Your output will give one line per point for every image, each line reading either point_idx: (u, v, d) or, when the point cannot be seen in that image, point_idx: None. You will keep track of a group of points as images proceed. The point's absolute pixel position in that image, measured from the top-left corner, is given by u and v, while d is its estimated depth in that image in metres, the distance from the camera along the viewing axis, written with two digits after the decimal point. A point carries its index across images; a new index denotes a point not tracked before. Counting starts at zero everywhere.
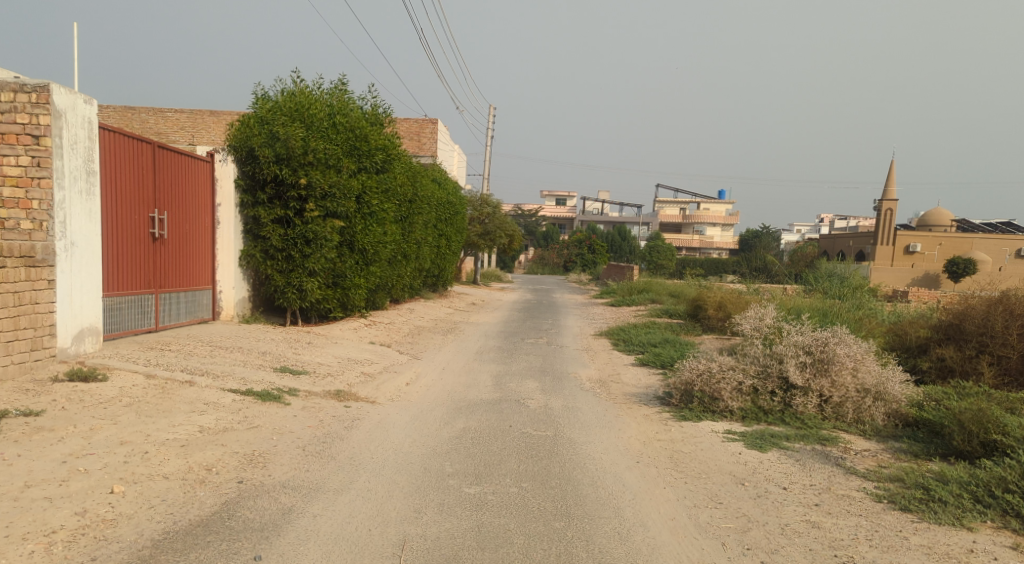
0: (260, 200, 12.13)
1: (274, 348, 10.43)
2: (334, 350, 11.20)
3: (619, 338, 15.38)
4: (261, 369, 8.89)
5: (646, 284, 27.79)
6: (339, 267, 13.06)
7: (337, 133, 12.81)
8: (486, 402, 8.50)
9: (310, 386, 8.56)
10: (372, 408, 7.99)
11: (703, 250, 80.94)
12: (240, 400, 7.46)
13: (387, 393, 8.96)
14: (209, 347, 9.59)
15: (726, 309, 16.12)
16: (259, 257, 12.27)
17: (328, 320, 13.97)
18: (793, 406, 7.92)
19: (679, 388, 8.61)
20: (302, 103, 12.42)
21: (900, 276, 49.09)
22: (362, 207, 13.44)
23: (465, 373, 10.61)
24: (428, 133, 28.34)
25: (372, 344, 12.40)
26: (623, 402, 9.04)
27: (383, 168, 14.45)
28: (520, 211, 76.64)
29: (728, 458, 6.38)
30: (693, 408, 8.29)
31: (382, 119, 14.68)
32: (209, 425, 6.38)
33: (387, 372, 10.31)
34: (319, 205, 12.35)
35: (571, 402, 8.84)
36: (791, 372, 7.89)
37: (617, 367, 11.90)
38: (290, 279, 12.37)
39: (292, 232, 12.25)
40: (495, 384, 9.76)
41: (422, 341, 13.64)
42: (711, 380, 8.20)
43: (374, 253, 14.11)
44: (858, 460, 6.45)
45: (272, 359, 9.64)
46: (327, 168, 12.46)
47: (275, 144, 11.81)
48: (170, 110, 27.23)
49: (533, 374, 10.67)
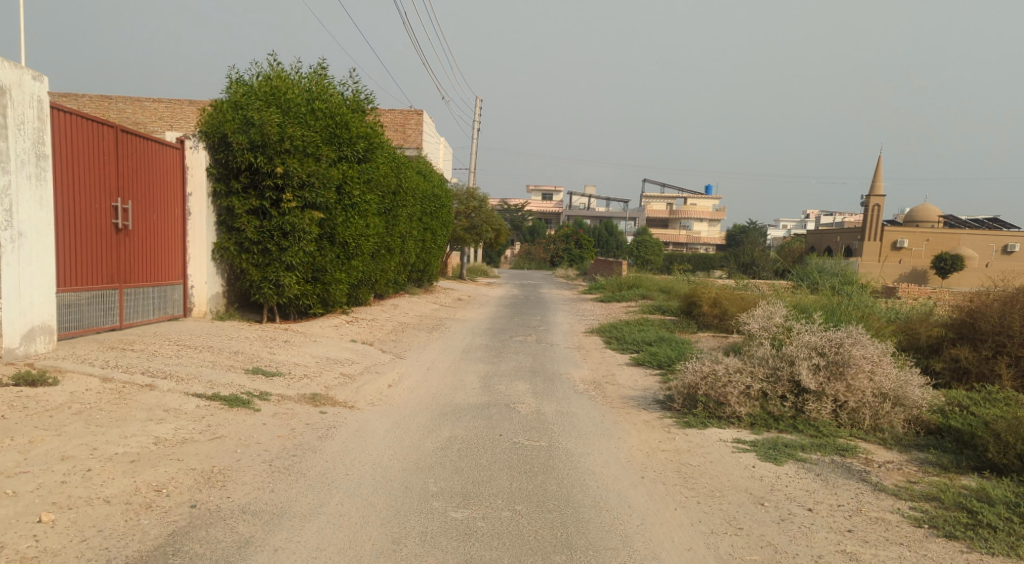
0: (233, 190, 11.42)
1: (248, 347, 9.75)
2: (313, 349, 10.53)
3: (611, 335, 14.81)
4: (231, 371, 8.22)
5: (635, 279, 27.26)
6: (319, 261, 12.39)
7: (315, 120, 12.13)
8: (475, 407, 7.88)
9: (284, 390, 7.90)
10: (350, 413, 7.35)
11: (691, 245, 80.64)
12: (205, 405, 6.79)
13: (368, 396, 8.31)
14: (176, 346, 8.91)
15: (722, 306, 15.59)
16: (233, 250, 11.56)
17: (307, 317, 13.30)
18: (805, 412, 7.36)
19: (680, 391, 8.02)
20: (278, 87, 11.74)
21: (888, 272, 48.88)
22: (342, 198, 12.77)
23: (452, 374, 9.99)
24: (414, 124, 27.65)
25: (354, 343, 11.75)
26: (621, 406, 8.44)
27: (365, 158, 13.76)
28: (507, 206, 76.00)
29: (742, 472, 5.79)
30: (697, 414, 7.72)
31: (363, 106, 14.00)
32: (166, 436, 5.72)
33: (369, 373, 9.65)
34: (297, 195, 11.68)
35: (565, 407, 8.23)
36: (804, 375, 7.33)
37: (612, 367, 11.31)
38: (266, 273, 11.69)
39: (268, 224, 11.58)
40: (484, 387, 9.14)
41: (406, 340, 13.00)
42: (717, 384, 7.62)
43: (355, 247, 13.45)
44: (883, 474, 5.90)
45: (245, 360, 8.98)
46: (305, 156, 11.78)
47: (249, 130, 11.12)
48: (149, 100, 26.36)
49: (524, 376, 10.05)
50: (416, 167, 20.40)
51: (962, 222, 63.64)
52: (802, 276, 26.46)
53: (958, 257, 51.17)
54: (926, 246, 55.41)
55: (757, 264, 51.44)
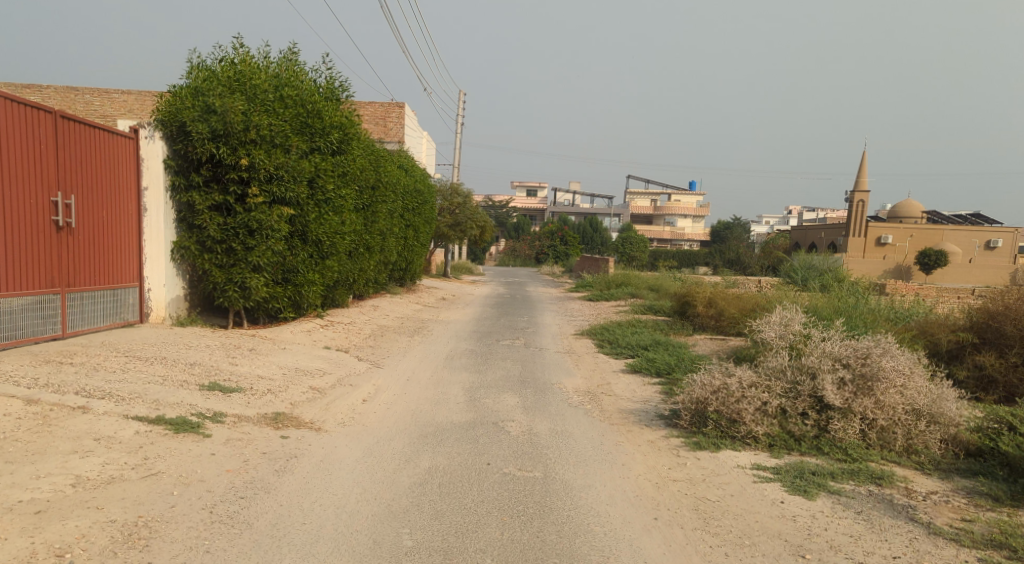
0: (194, 184, 10.45)
1: (207, 358, 8.78)
2: (281, 359, 9.60)
3: (603, 338, 13.96)
4: (183, 388, 7.26)
5: (624, 277, 26.43)
6: (290, 261, 11.44)
7: (285, 108, 11.19)
8: (458, 427, 6.98)
9: (243, 409, 6.97)
10: (316, 437, 6.43)
11: (675, 242, 80.05)
12: (145, 431, 5.86)
13: (339, 415, 7.40)
14: (124, 358, 7.95)
15: (719, 306, 14.79)
16: (194, 250, 10.58)
17: (277, 321, 12.34)
18: (830, 432, 6.52)
19: (688, 408, 7.17)
20: (243, 72, 10.80)
21: (873, 268, 48.51)
22: (315, 193, 11.82)
23: (433, 385, 9.08)
24: (395, 117, 26.69)
25: (327, 350, 10.80)
26: (622, 424, 7.57)
27: (339, 150, 12.81)
28: (491, 203, 75.02)
29: (770, 511, 4.97)
30: (708, 433, 6.89)
31: (338, 95, 13.05)
32: (89, 475, 4.81)
33: (341, 386, 8.74)
34: (265, 189, 10.74)
35: (560, 425, 7.36)
36: (828, 390, 6.51)
37: (606, 375, 10.46)
38: (231, 275, 10.72)
39: (232, 221, 10.62)
40: (469, 401, 8.24)
41: (385, 345, 12.07)
42: (729, 401, 6.79)
43: (329, 246, 12.51)
44: (933, 510, 5.10)
45: (202, 373, 8.01)
46: (273, 147, 10.84)
47: (210, 118, 10.18)
48: (116, 90, 25.14)
49: (513, 387, 9.16)
50: (396, 161, 19.43)
51: (947, 218, 63.56)
52: (792, 273, 25.83)
53: (943, 252, 50.86)
54: (910, 242, 55.15)
55: (742, 261, 50.90)
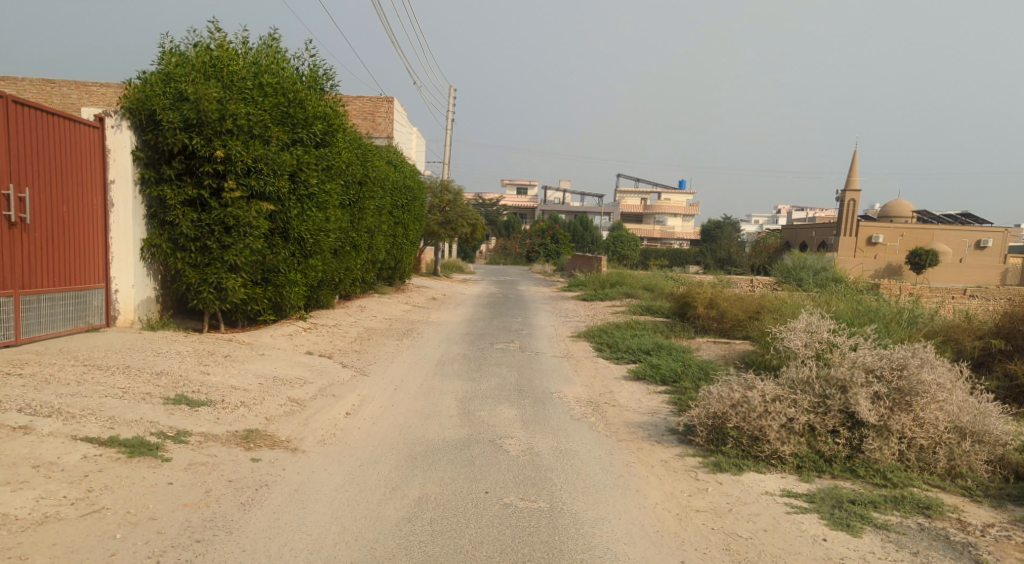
0: (165, 177, 9.70)
1: (176, 366, 8.04)
2: (258, 366, 8.87)
3: (602, 342, 13.31)
4: (145, 402, 6.52)
5: (618, 276, 25.80)
6: (270, 260, 10.69)
7: (264, 96, 10.43)
8: (451, 446, 6.29)
9: (211, 426, 6.23)
10: (292, 459, 5.73)
11: (665, 240, 79.55)
12: (94, 455, 5.12)
13: (320, 432, 6.68)
14: (81, 368, 7.18)
15: (721, 307, 14.19)
16: (165, 248, 9.82)
17: (257, 324, 11.59)
18: (864, 452, 5.88)
19: (705, 423, 6.51)
20: (219, 58, 10.07)
21: (865, 267, 48.13)
22: (297, 188, 11.06)
23: (424, 396, 8.38)
24: (383, 112, 25.93)
25: (309, 356, 10.08)
26: (631, 440, 6.90)
27: (323, 142, 12.05)
28: (480, 201, 74.25)
29: (812, 553, 4.33)
30: (728, 453, 6.23)
31: (323, 84, 12.29)
32: (18, 514, 4.10)
33: (324, 397, 8.03)
34: (242, 183, 10.00)
35: (563, 442, 6.69)
36: (861, 406, 5.86)
37: (608, 383, 9.81)
38: (205, 276, 9.97)
39: (207, 217, 9.87)
40: (463, 414, 7.56)
41: (373, 350, 11.36)
42: (751, 417, 6.13)
43: (312, 244, 11.77)
44: (995, 549, 4.48)
45: (168, 384, 7.26)
46: (251, 138, 10.08)
47: (183, 106, 9.46)
48: (96, 83, 24.33)
49: (510, 397, 8.48)
50: (385, 156, 18.69)
51: (938, 217, 63.41)
52: (787, 273, 25.30)
53: (935, 252, 50.54)
54: (902, 241, 54.88)
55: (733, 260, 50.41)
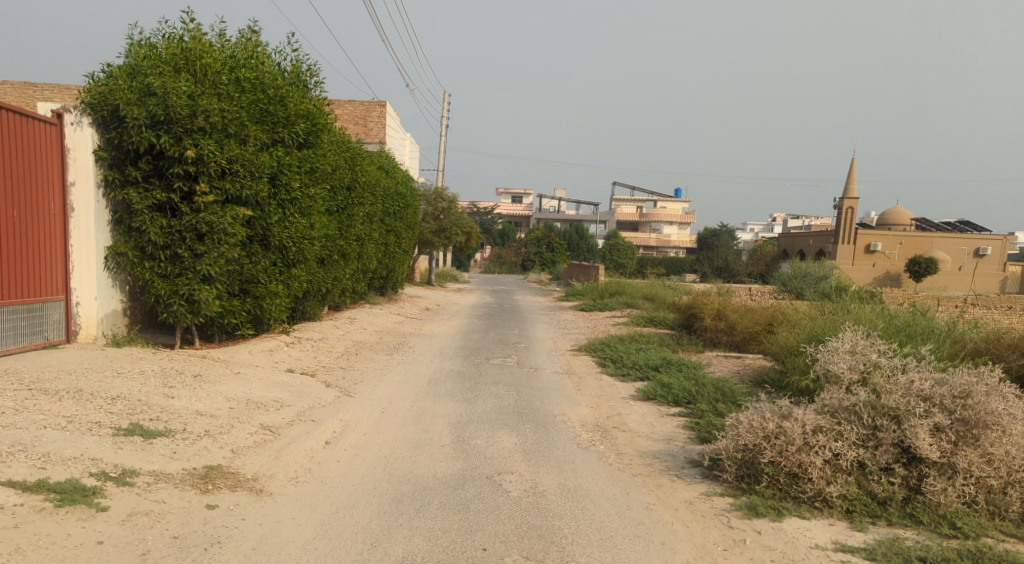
0: (130, 178, 8.84)
1: (136, 389, 7.16)
2: (231, 388, 8.02)
3: (604, 356, 12.48)
4: (91, 434, 5.65)
5: (618, 285, 24.96)
6: (249, 270, 9.82)
7: (241, 92, 9.60)
8: (443, 486, 5.44)
9: (165, 463, 5.38)
10: (257, 506, 4.89)
11: (662, 249, 78.76)
12: (14, 504, 4.27)
13: (292, 467, 5.83)
14: (23, 393, 6.30)
15: (730, 319, 13.40)
16: (132, 257, 8.94)
17: (235, 338, 10.71)
18: (925, 495, 5.06)
19: (736, 458, 5.68)
20: (192, 50, 9.24)
21: (864, 275, 47.44)
22: (277, 192, 10.21)
23: (413, 421, 7.53)
24: (376, 116, 25.13)
25: (289, 375, 9.21)
26: (649, 476, 6.05)
27: (306, 143, 11.18)
28: (475, 209, 73.45)
29: None
30: (764, 493, 5.40)
31: (306, 82, 11.45)
32: None
33: (302, 424, 7.18)
34: (215, 185, 9.16)
35: (572, 478, 5.84)
36: (920, 440, 5.07)
37: (615, 404, 8.98)
38: (176, 287, 9.10)
39: (177, 223, 9.02)
40: (457, 443, 6.71)
41: (360, 366, 10.50)
42: (789, 451, 5.34)
43: (294, 253, 10.90)
44: None
45: (123, 412, 6.39)
46: (226, 136, 9.25)
47: (150, 102, 8.64)
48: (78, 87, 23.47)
49: (509, 422, 7.63)
50: (376, 162, 17.82)
51: (937, 225, 62.80)
52: (790, 281, 24.48)
53: (935, 260, 49.91)
54: (900, 249, 54.26)
55: None
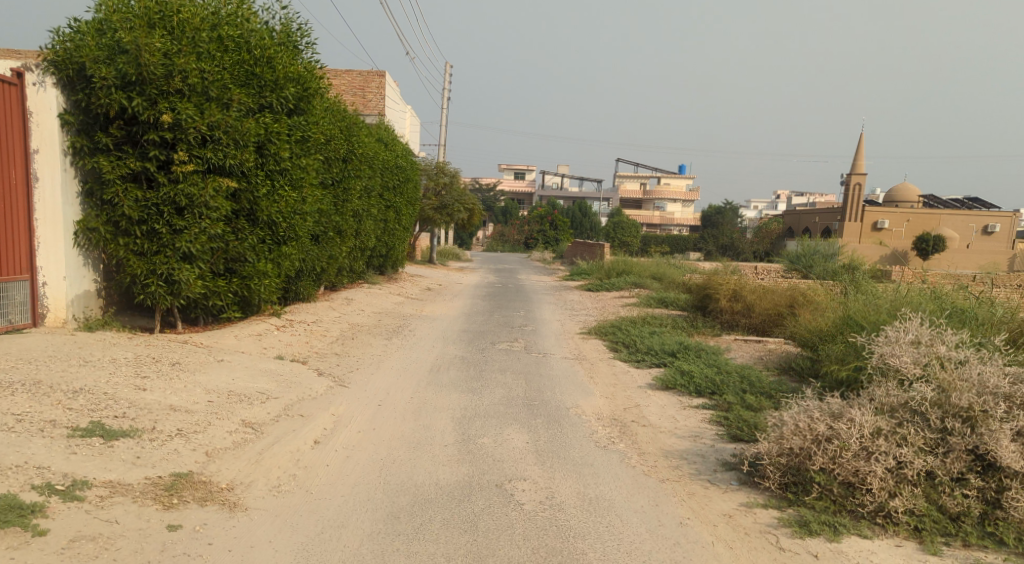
0: (100, 146, 8.08)
1: (103, 380, 6.44)
2: (212, 378, 7.30)
3: (616, 340, 11.74)
4: (42, 437, 4.93)
5: (625, 264, 24.16)
6: (235, 248, 9.08)
7: (223, 52, 8.81)
8: (446, 497, 4.73)
9: (124, 471, 4.66)
10: (229, 524, 4.20)
11: (665, 227, 77.86)
12: None
13: (274, 473, 5.12)
14: None
15: (748, 300, 12.65)
16: (104, 233, 8.20)
17: (221, 321, 9.99)
18: (1007, 512, 4.35)
19: (780, 464, 4.94)
20: (168, 3, 8.44)
21: (872, 254, 46.65)
22: (265, 162, 9.43)
23: (412, 415, 6.81)
24: (374, 87, 24.24)
25: (278, 362, 8.49)
26: (678, 482, 5.34)
27: (296, 110, 10.39)
28: (476, 186, 72.46)
29: None
30: (815, 505, 4.68)
31: (297, 43, 10.61)
32: None
33: (288, 419, 6.46)
34: (196, 154, 8.39)
35: (591, 484, 5.13)
36: (1001, 448, 4.33)
37: (631, 394, 8.26)
38: (153, 266, 8.37)
39: (154, 196, 8.27)
40: (461, 442, 6.00)
41: (356, 352, 9.78)
42: (845, 457, 4.62)
43: (285, 229, 10.15)
44: None
45: (85, 408, 5.67)
46: (206, 100, 8.47)
47: (121, 60, 7.88)
48: None
49: (518, 416, 6.91)
50: (375, 134, 16.98)
51: (945, 201, 61.73)
52: (796, 256, 23.70)
53: (943, 237, 49.07)
54: (909, 227, 53.38)
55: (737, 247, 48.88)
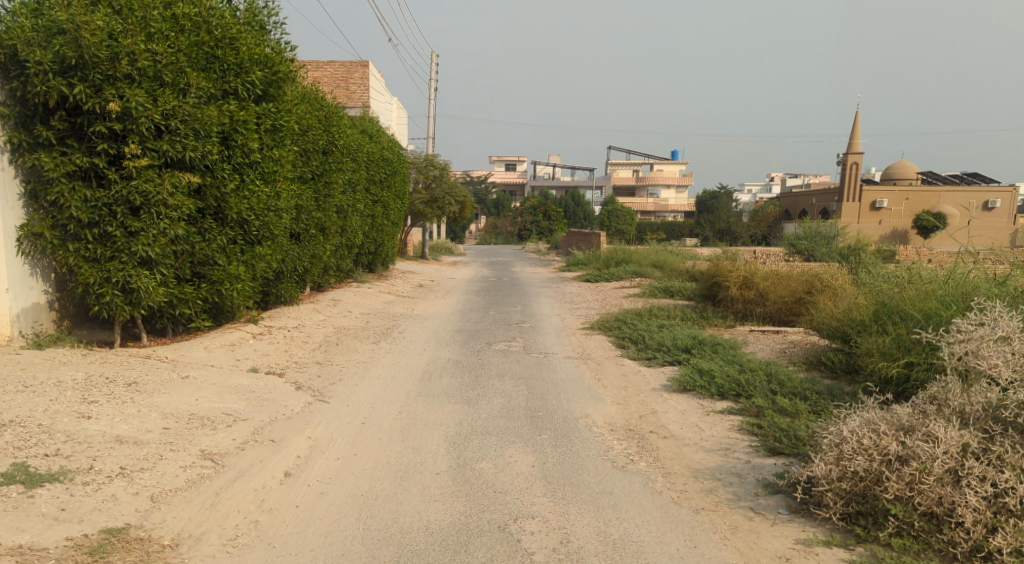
0: (41, 140, 7.17)
1: (39, 408, 5.55)
2: (172, 399, 6.40)
3: (622, 335, 10.86)
4: None
5: (623, 252, 23.26)
6: (201, 251, 8.18)
7: (178, 32, 7.90)
8: (438, 548, 3.88)
9: (41, 531, 3.81)
10: None
11: (660, 214, 76.89)
12: None
13: (232, 520, 4.25)
14: None
15: (762, 287, 11.76)
16: (51, 238, 7.28)
17: (192, 331, 9.09)
18: None
19: (842, 491, 4.07)
20: None
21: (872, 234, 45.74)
22: (231, 155, 8.53)
23: (399, 434, 5.93)
24: (357, 78, 23.27)
25: (251, 375, 7.61)
26: (717, 511, 4.48)
27: (265, 97, 9.48)
28: (468, 178, 71.41)
29: None
30: (894, 545, 3.82)
31: (263, 24, 9.68)
32: None
33: (256, 446, 5.58)
34: (150, 147, 7.49)
35: (612, 521, 4.27)
36: None
37: (646, 398, 7.40)
38: (108, 274, 7.46)
39: (105, 195, 7.37)
40: (456, 469, 5.13)
41: (340, 360, 8.89)
42: (926, 483, 3.77)
43: (259, 228, 9.23)
44: None
45: (10, 446, 4.79)
46: (160, 85, 7.57)
47: (59, 42, 6.97)
48: None
49: (522, 431, 6.04)
50: (357, 125, 16.04)
51: (941, 178, 60.84)
52: (799, 239, 22.80)
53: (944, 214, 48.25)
54: (908, 205, 52.55)
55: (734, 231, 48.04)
